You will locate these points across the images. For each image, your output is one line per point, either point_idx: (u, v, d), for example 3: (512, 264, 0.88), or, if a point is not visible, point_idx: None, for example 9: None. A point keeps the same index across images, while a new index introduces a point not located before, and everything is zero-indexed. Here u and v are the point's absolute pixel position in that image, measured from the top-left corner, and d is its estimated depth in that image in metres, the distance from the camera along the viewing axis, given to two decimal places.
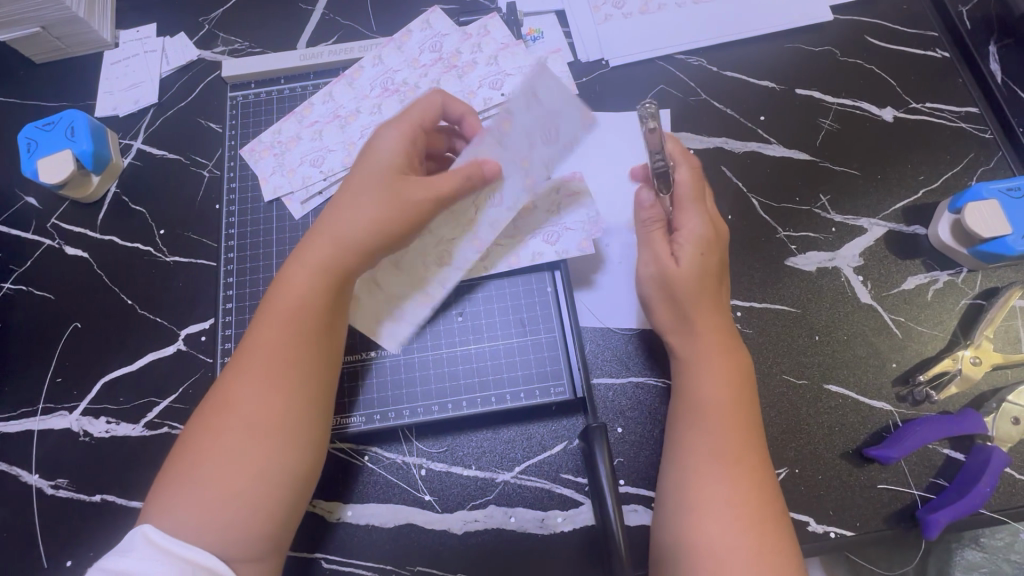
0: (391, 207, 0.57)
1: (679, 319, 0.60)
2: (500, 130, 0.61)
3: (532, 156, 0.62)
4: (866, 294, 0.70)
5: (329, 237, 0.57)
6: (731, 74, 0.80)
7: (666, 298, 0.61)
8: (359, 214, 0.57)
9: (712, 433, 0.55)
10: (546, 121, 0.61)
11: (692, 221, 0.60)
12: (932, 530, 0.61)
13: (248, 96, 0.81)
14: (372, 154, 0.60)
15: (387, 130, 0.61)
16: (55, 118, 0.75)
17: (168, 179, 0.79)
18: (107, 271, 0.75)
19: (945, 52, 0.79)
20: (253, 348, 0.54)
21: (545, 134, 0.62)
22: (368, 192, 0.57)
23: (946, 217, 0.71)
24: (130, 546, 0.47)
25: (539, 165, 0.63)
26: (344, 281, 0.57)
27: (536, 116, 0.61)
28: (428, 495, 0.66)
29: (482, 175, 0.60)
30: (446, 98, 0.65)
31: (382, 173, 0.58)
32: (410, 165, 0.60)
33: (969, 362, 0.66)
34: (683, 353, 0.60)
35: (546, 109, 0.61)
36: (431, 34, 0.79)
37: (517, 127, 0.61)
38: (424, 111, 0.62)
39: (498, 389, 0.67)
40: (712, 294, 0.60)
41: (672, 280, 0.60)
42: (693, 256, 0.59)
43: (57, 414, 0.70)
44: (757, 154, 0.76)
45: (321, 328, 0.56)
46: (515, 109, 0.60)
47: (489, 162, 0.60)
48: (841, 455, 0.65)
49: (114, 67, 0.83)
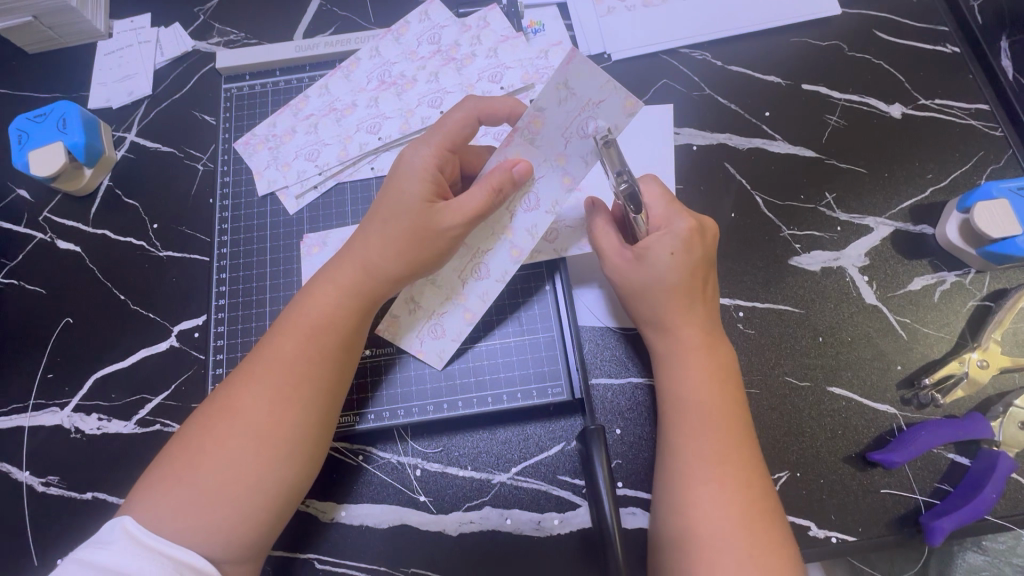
0: (422, 232, 0.55)
1: (658, 316, 0.58)
2: (532, 130, 0.55)
3: (567, 153, 0.56)
4: (871, 295, 0.69)
5: (363, 260, 0.56)
6: (736, 69, 0.78)
7: (637, 292, 0.59)
8: (393, 244, 0.56)
9: (701, 435, 0.54)
10: (581, 114, 0.54)
11: (673, 221, 0.58)
12: (936, 537, 0.59)
13: (244, 88, 0.79)
14: (400, 171, 0.57)
15: (416, 147, 0.58)
16: (47, 110, 0.73)
17: (161, 173, 0.78)
18: (99, 265, 0.74)
19: (955, 47, 0.78)
20: (264, 354, 0.54)
21: (581, 128, 0.54)
22: (403, 216, 0.56)
23: (954, 217, 0.69)
24: (107, 537, 0.46)
25: (576, 163, 0.56)
26: (373, 304, 0.57)
27: (570, 111, 0.53)
28: (423, 495, 0.65)
29: (513, 180, 0.55)
30: (483, 106, 0.59)
31: (411, 194, 0.56)
32: (439, 184, 0.57)
33: (976, 365, 0.64)
34: (666, 350, 0.58)
35: (579, 102, 0.53)
36: (430, 25, 0.77)
37: (549, 123, 0.54)
38: (457, 126, 0.58)
39: (495, 389, 0.66)
40: (693, 292, 0.58)
41: (643, 273, 0.58)
42: (665, 250, 0.57)
43: (48, 410, 0.69)
44: (762, 150, 0.75)
45: (340, 347, 0.55)
46: (546, 103, 0.53)
47: (521, 164, 0.55)
48: (844, 459, 0.64)
49: (107, 57, 0.82)
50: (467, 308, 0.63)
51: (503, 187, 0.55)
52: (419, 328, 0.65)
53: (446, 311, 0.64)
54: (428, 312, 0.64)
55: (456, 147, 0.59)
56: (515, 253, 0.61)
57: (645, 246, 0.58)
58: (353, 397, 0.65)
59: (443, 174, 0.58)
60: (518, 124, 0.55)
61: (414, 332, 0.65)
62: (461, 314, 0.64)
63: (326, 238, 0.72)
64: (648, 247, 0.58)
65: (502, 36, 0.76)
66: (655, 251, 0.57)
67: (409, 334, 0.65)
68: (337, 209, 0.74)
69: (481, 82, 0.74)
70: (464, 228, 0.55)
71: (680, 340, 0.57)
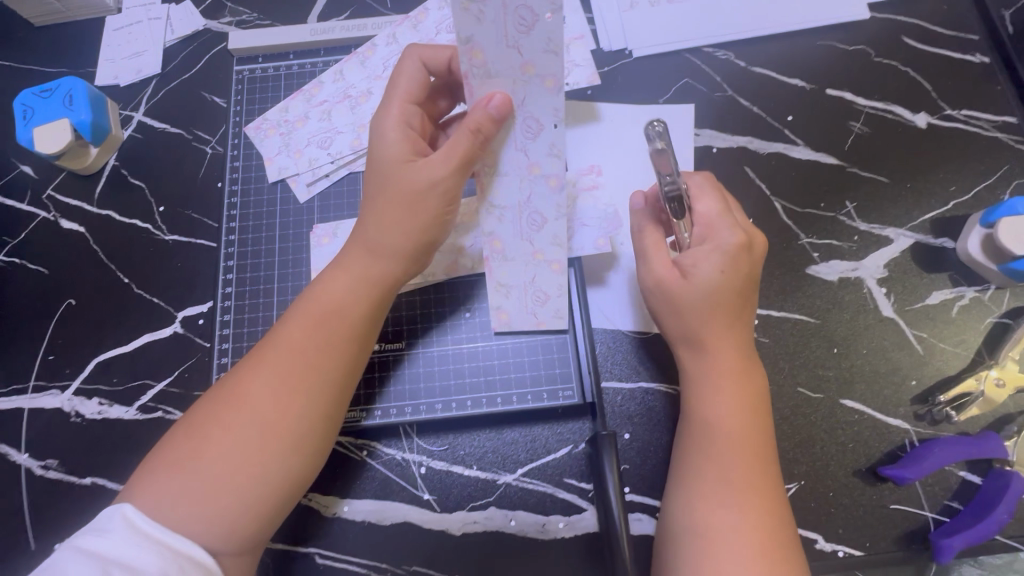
0: (407, 188, 0.53)
1: (700, 330, 0.56)
2: (476, 65, 0.46)
3: (529, 59, 0.46)
4: (889, 307, 0.68)
5: (364, 241, 0.55)
6: (760, 70, 0.76)
7: (680, 308, 0.56)
8: (386, 215, 0.54)
9: (732, 459, 0.53)
10: (507, 10, 0.43)
11: (721, 234, 0.56)
12: (945, 555, 0.59)
13: (255, 71, 0.78)
14: (371, 141, 0.56)
15: (380, 112, 0.56)
16: (54, 85, 0.71)
17: (168, 154, 0.76)
18: (103, 247, 0.73)
19: (984, 57, 0.76)
20: (275, 341, 0.53)
21: (519, 24, 0.44)
22: (389, 181, 0.54)
23: (977, 231, 0.67)
24: (106, 524, 0.45)
25: (544, 60, 0.46)
26: (387, 291, 0.56)
27: (495, 15, 0.43)
28: (427, 493, 0.64)
29: (492, 118, 0.48)
30: (426, 53, 0.57)
31: (387, 159, 0.54)
32: (414, 142, 0.55)
33: (992, 383, 0.63)
34: (699, 367, 0.56)
35: (496, 2, 0.43)
36: (449, 13, 0.75)
37: (489, 49, 0.45)
38: (409, 81, 0.57)
39: (503, 389, 0.65)
40: (735, 309, 0.56)
41: (686, 287, 0.56)
42: (714, 267, 0.55)
43: (48, 392, 0.68)
44: (783, 156, 0.73)
45: (357, 343, 0.54)
46: (468, 29, 0.44)
47: (495, 99, 0.47)
48: (854, 473, 0.63)
49: (115, 33, 0.80)
50: (549, 260, 0.58)
51: (482, 127, 0.48)
52: (523, 304, 0.62)
53: (534, 274, 0.59)
54: (521, 288, 0.61)
55: (417, 101, 0.57)
56: (553, 181, 0.53)
57: (692, 261, 0.56)
58: (374, 390, 0.65)
59: (414, 128, 0.56)
60: (461, 67, 0.47)
61: (521, 313, 0.63)
62: (548, 269, 0.59)
63: (336, 229, 0.70)
64: (694, 263, 0.56)
65: None
66: (701, 266, 0.56)
67: (516, 314, 0.63)
68: (349, 199, 0.72)
69: None
70: (452, 176, 0.52)
71: (721, 355, 0.56)
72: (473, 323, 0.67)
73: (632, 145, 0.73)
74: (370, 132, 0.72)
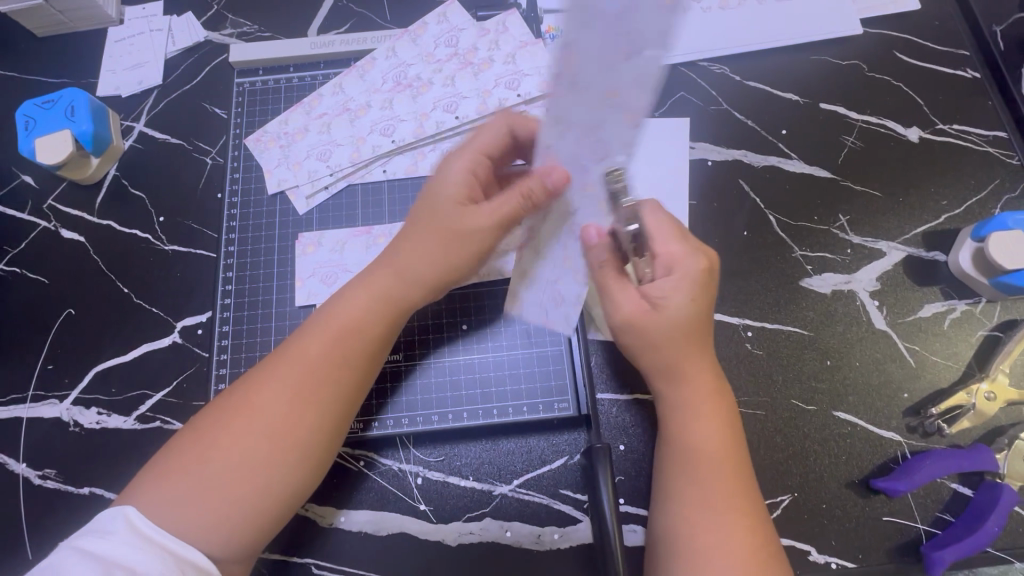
0: (450, 228, 0.55)
1: (669, 361, 0.56)
2: (566, 68, 0.44)
3: (616, 87, 0.44)
4: (881, 320, 0.69)
5: (398, 267, 0.56)
6: (755, 84, 0.78)
7: (652, 343, 0.55)
8: (426, 250, 0.55)
9: (712, 483, 0.53)
10: (617, 33, 0.41)
11: (687, 262, 0.55)
12: (937, 567, 0.60)
13: (256, 82, 0.78)
14: (434, 179, 0.57)
15: (452, 157, 0.57)
16: (56, 97, 0.72)
17: (169, 165, 0.77)
18: (103, 256, 0.73)
19: (975, 73, 0.77)
20: (289, 357, 0.53)
21: (618, 48, 0.42)
22: (438, 217, 0.55)
23: (968, 245, 0.68)
24: (108, 526, 0.46)
25: (631, 94, 0.44)
26: (402, 314, 0.57)
27: (597, 34, 0.41)
28: (423, 504, 0.64)
29: (545, 189, 0.52)
30: (518, 119, 0.57)
31: (444, 200, 0.55)
32: (473, 189, 0.56)
33: (984, 397, 0.64)
34: (676, 398, 0.57)
35: (608, 19, 0.40)
36: (448, 28, 0.76)
37: (585, 58, 0.43)
38: (492, 135, 0.57)
39: (500, 401, 0.66)
40: (701, 339, 0.56)
41: (656, 321, 0.55)
42: (684, 298, 0.54)
43: (47, 401, 0.69)
44: (777, 169, 0.74)
45: (367, 358, 0.54)
46: (572, 32, 0.42)
47: (554, 173, 0.51)
48: (847, 485, 0.64)
49: (117, 44, 0.81)
50: (576, 270, 0.58)
51: (534, 195, 0.53)
52: (538, 298, 0.60)
53: (559, 278, 0.59)
54: (543, 284, 0.60)
55: (490, 157, 0.58)
56: (578, 262, 0.57)
57: (659, 293, 0.55)
58: (373, 401, 0.66)
59: (478, 179, 0.57)
60: (550, 67, 0.45)
61: (535, 304, 0.61)
62: (572, 279, 0.58)
63: (321, 238, 0.72)
64: (664, 295, 0.54)
65: (520, 41, 0.75)
66: (670, 299, 0.54)
67: (529, 305, 0.61)
68: (348, 210, 0.73)
69: (498, 88, 0.73)
70: (494, 228, 0.55)
71: (693, 382, 0.56)
72: (474, 336, 0.68)
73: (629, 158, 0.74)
74: (369, 144, 0.73)
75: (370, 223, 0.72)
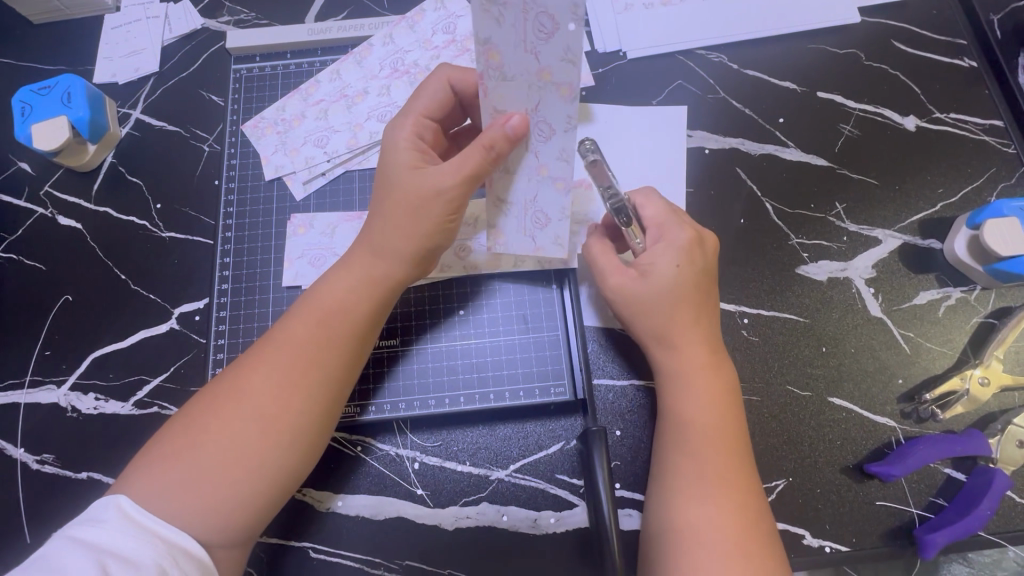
0: (413, 193, 0.54)
1: (664, 328, 0.57)
2: (492, 66, 0.47)
3: (546, 65, 0.47)
4: (877, 307, 0.69)
5: (372, 244, 0.56)
6: (752, 73, 0.78)
7: (642, 306, 0.58)
8: (396, 220, 0.54)
9: (706, 460, 0.53)
10: (530, 16, 0.44)
11: (674, 230, 0.58)
12: (929, 550, 0.60)
13: (253, 70, 0.78)
14: (382, 146, 0.57)
15: (396, 121, 0.58)
16: (52, 83, 0.72)
17: (166, 152, 0.76)
18: (100, 243, 0.73)
19: (972, 61, 0.77)
20: (279, 340, 0.53)
21: (538, 29, 0.45)
22: (396, 184, 0.55)
23: (963, 233, 0.68)
24: (101, 515, 0.46)
25: (558, 66, 0.46)
26: (389, 295, 0.57)
27: (514, 20, 0.45)
28: (420, 489, 0.64)
29: (507, 136, 0.49)
30: (455, 73, 0.58)
31: (397, 165, 0.55)
32: (423, 151, 0.56)
33: (977, 382, 0.64)
34: (672, 367, 0.57)
35: (517, 8, 0.44)
36: (445, 14, 0.76)
37: (505, 51, 0.46)
38: (430, 95, 0.58)
39: (495, 385, 0.66)
40: (696, 305, 0.57)
41: (647, 287, 0.57)
42: (671, 263, 0.56)
43: (45, 387, 0.69)
44: (774, 157, 0.74)
45: (354, 341, 0.54)
46: (486, 29, 0.46)
47: (513, 118, 0.49)
48: (841, 470, 0.64)
49: (114, 31, 0.80)
50: (554, 177, 0.54)
51: (496, 144, 0.50)
52: (522, 223, 0.58)
53: (536, 191, 0.55)
54: (521, 207, 0.57)
55: (435, 118, 0.59)
56: (560, 184, 0.54)
57: (648, 260, 0.57)
58: (369, 386, 0.66)
59: (425, 142, 0.58)
60: (477, 65, 0.47)
61: (518, 234, 0.58)
62: (551, 186, 0.55)
63: (312, 221, 0.71)
64: (653, 262, 0.57)
65: None
66: (659, 265, 0.57)
67: (514, 236, 0.59)
68: (345, 197, 0.73)
69: None
70: (458, 186, 0.53)
71: (687, 354, 0.57)
72: (470, 322, 0.68)
73: (626, 145, 0.74)
74: (366, 131, 0.73)
75: (367, 209, 0.72)
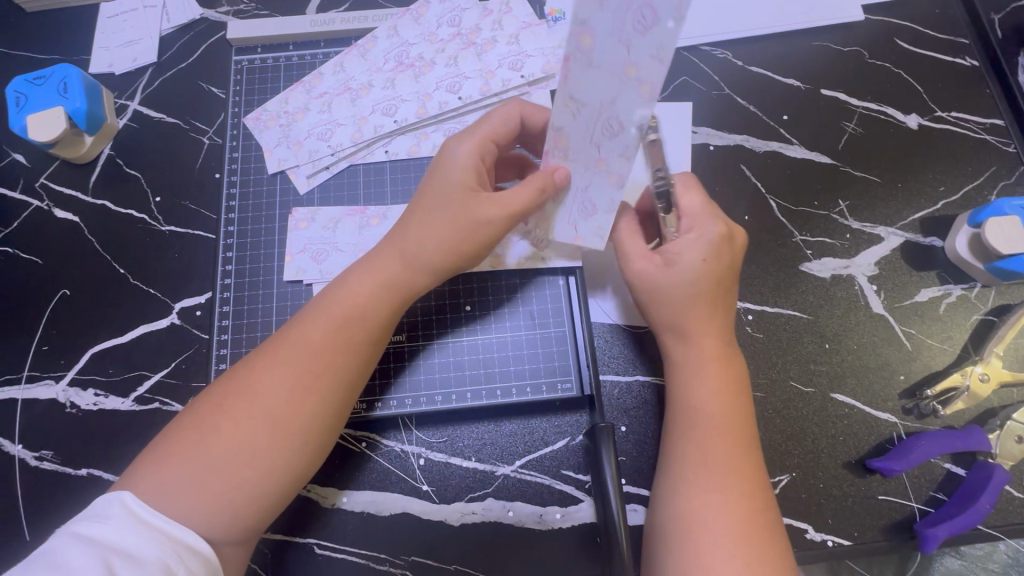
0: (462, 217, 0.54)
1: (676, 323, 0.57)
2: (583, 50, 0.45)
3: (634, 60, 0.44)
4: (879, 304, 0.70)
5: (401, 250, 0.55)
6: (757, 69, 0.78)
7: (662, 297, 0.58)
8: (441, 237, 0.54)
9: (714, 452, 0.53)
10: (633, 6, 0.42)
11: (707, 225, 0.57)
12: (930, 544, 0.61)
13: (254, 61, 0.77)
14: (442, 160, 0.57)
15: (460, 137, 0.57)
16: (48, 73, 0.71)
17: (165, 144, 0.75)
18: (98, 236, 0.72)
19: (974, 60, 0.78)
20: (291, 338, 0.53)
21: (603, 129, 0.50)
22: (447, 204, 0.55)
23: (964, 231, 0.69)
24: (106, 511, 0.45)
25: (647, 65, 0.44)
26: (407, 300, 0.56)
27: (586, 119, 0.50)
28: (426, 484, 0.64)
29: (556, 184, 0.54)
30: (529, 111, 0.60)
31: (453, 184, 0.55)
32: (481, 174, 0.56)
33: (977, 378, 0.65)
34: (682, 362, 0.58)
35: None
36: (450, 7, 0.75)
37: (599, 34, 0.44)
38: (502, 122, 0.58)
39: (503, 381, 0.66)
40: (717, 300, 0.57)
41: (669, 277, 0.57)
42: (697, 256, 0.56)
43: (43, 383, 0.68)
44: (779, 154, 0.74)
45: (369, 344, 0.54)
46: (586, 11, 0.44)
47: (563, 169, 0.54)
48: (843, 465, 0.65)
49: (111, 20, 0.79)
50: (609, 171, 0.53)
51: (547, 188, 0.54)
52: (567, 213, 0.58)
53: (589, 183, 0.55)
54: (572, 194, 0.57)
55: (500, 142, 0.59)
56: (615, 180, 0.54)
57: (677, 249, 0.57)
58: (376, 382, 0.66)
59: (486, 165, 0.58)
60: (545, 144, 0.54)
61: (563, 219, 0.59)
62: (605, 181, 0.54)
63: (314, 215, 0.71)
64: (678, 253, 0.57)
65: (523, 22, 0.74)
66: (685, 256, 0.56)
67: (559, 226, 0.59)
68: (349, 190, 0.73)
69: (502, 69, 0.73)
70: (505, 220, 0.54)
71: (697, 349, 0.57)
72: (476, 318, 0.68)
73: None
74: (372, 125, 0.73)
75: (372, 204, 0.72)
